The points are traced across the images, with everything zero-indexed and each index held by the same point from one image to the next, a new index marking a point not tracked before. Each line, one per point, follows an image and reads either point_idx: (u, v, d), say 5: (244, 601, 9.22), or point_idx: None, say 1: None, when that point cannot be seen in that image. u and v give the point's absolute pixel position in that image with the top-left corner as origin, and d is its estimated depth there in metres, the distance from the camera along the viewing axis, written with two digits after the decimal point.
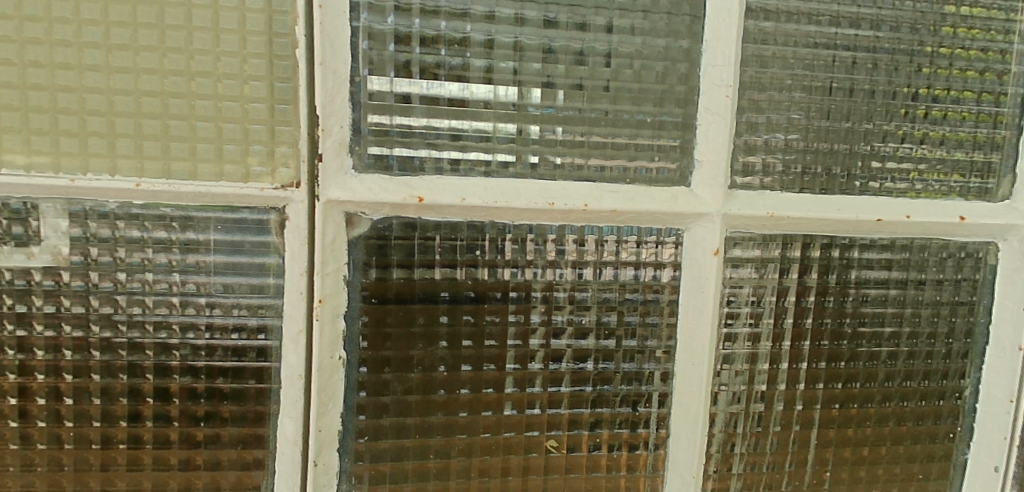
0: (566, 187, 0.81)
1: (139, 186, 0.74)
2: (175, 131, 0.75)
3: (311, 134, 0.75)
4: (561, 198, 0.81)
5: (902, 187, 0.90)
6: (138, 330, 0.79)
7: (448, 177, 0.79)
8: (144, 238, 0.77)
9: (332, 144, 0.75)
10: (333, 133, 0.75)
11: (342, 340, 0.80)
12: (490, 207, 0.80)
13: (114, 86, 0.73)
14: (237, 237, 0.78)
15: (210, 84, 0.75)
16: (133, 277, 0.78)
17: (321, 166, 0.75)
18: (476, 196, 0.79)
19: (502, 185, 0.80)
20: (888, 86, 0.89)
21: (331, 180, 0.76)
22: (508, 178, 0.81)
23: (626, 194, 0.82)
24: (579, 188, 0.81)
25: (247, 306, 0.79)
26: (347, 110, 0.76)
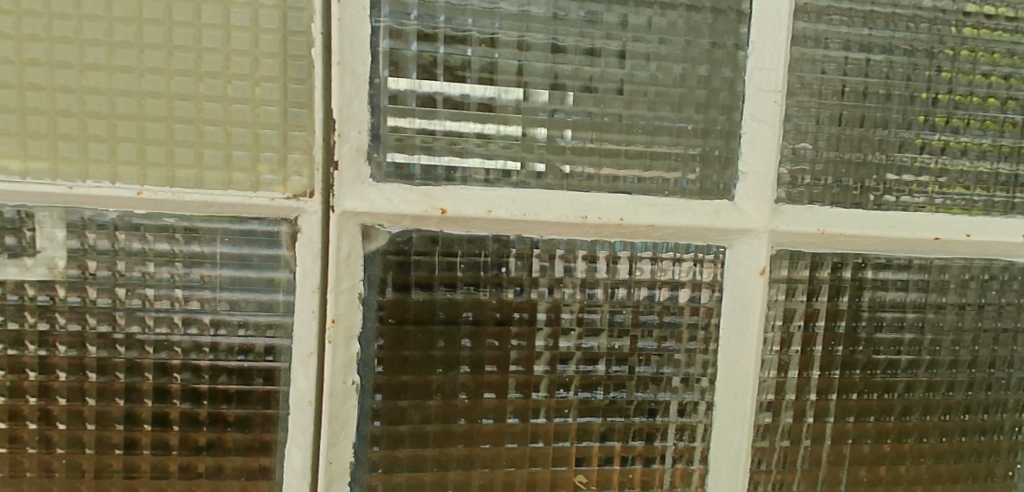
0: (600, 200, 0.75)
1: (141, 194, 0.69)
2: (181, 136, 0.69)
3: (327, 140, 0.70)
4: (594, 211, 0.74)
5: (919, 201, 0.83)
6: (137, 350, 0.73)
7: (473, 188, 0.73)
8: (145, 251, 0.71)
9: (349, 151, 0.70)
10: (350, 139, 0.70)
11: (357, 363, 0.74)
12: (518, 221, 0.73)
13: (117, 87, 0.68)
14: (245, 251, 0.72)
15: (219, 85, 0.70)
16: (133, 293, 0.72)
17: (337, 175, 0.70)
18: (503, 209, 0.73)
19: (531, 197, 0.74)
20: (909, 90, 0.82)
21: (347, 190, 0.70)
22: (537, 189, 0.75)
23: (664, 207, 0.76)
24: (613, 201, 0.75)
25: (255, 325, 0.73)
26: (366, 113, 0.70)
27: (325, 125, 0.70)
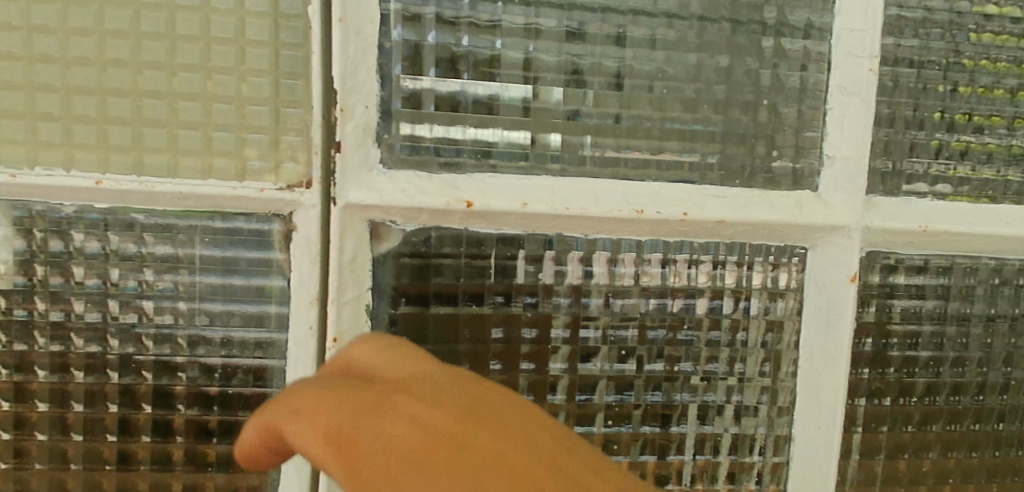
0: (659, 189, 0.62)
1: (101, 185, 0.56)
2: (149, 113, 0.57)
3: (327, 117, 0.57)
4: (651, 204, 0.61)
5: (984, 192, 0.68)
6: (97, 373, 0.60)
7: (504, 176, 0.60)
8: (107, 254, 0.59)
9: (353, 130, 0.57)
10: (355, 117, 0.57)
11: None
12: (559, 216, 0.60)
13: (70, 54, 0.56)
14: (230, 253, 0.60)
15: (197, 51, 0.57)
16: (93, 305, 0.60)
17: (339, 158, 0.57)
18: (542, 201, 0.60)
19: (574, 186, 0.61)
20: (967, 58, 0.67)
21: (352, 178, 0.57)
22: (581, 177, 0.61)
23: (734, 199, 0.63)
24: (675, 192, 0.62)
25: (241, 344, 0.61)
26: (375, 84, 0.58)
27: (325, 98, 0.57)
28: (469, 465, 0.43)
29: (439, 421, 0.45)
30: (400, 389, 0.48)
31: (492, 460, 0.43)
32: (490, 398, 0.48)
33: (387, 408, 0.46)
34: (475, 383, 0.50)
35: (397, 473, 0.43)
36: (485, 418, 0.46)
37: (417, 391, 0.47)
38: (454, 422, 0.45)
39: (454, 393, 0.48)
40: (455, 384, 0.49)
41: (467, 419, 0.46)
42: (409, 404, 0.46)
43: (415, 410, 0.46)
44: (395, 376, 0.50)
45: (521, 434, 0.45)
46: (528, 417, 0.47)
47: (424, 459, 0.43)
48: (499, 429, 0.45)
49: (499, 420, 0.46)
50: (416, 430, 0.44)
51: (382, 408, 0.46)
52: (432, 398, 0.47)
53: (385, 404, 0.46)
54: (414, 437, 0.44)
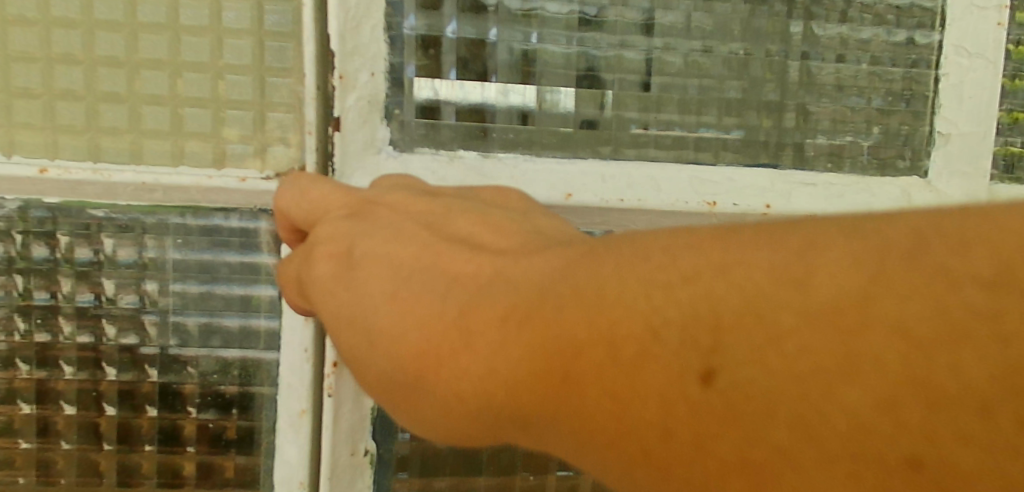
0: (732, 177, 0.50)
1: (46, 173, 0.46)
2: (106, 85, 0.46)
3: (323, 86, 0.46)
4: (723, 196, 0.50)
5: None
6: (47, 405, 0.49)
7: (542, 160, 0.49)
8: (57, 260, 0.48)
9: (356, 102, 0.47)
10: (358, 87, 0.47)
11: (371, 424, 0.50)
12: (610, 209, 0.49)
13: (7, 13, 0.45)
14: (208, 257, 0.49)
15: (162, 6, 0.46)
16: (41, 324, 0.48)
17: (339, 138, 0.47)
18: (590, 191, 0.49)
19: (628, 173, 0.49)
20: None
21: (356, 163, 0.47)
22: (637, 161, 0.50)
23: (824, 189, 0.51)
24: (751, 180, 0.51)
25: (221, 368, 0.50)
26: (383, 45, 0.47)
27: (321, 63, 0.46)
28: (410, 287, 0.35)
29: (365, 256, 0.37)
30: (338, 221, 0.40)
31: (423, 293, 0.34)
32: (403, 203, 0.41)
33: (314, 259, 0.39)
34: (396, 193, 0.42)
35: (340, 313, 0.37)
36: (400, 226, 0.39)
37: (347, 227, 0.39)
38: (374, 240, 0.38)
39: (393, 225, 0.39)
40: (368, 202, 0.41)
41: (386, 233, 0.38)
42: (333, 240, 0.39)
43: (337, 247, 0.39)
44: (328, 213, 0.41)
45: (441, 229, 0.39)
46: (449, 215, 0.40)
47: (353, 285, 0.37)
48: (421, 232, 0.38)
49: (411, 220, 0.39)
50: (347, 266, 0.38)
51: (313, 259, 0.39)
52: (351, 228, 0.39)
53: (316, 245, 0.39)
54: (344, 276, 0.37)
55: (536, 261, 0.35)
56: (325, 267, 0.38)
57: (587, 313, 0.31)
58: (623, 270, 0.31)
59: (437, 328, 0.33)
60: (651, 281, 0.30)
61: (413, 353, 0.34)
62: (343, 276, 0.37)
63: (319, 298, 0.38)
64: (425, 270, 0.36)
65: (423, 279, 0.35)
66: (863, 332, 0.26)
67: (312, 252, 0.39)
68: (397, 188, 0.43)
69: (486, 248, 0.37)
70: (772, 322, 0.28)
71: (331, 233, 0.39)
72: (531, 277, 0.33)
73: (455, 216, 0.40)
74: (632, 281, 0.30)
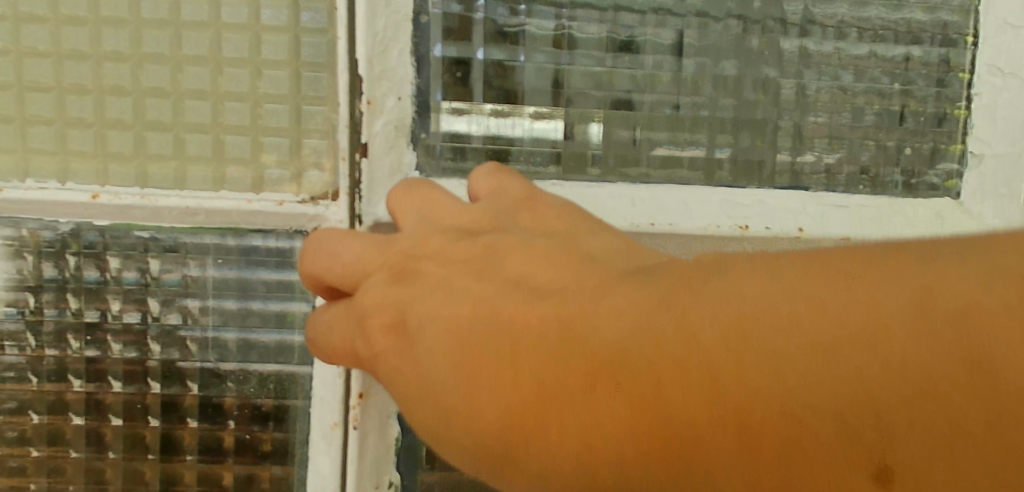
0: (764, 200, 0.51)
1: (97, 199, 0.49)
2: (152, 115, 0.49)
3: (352, 111, 0.49)
4: (757, 221, 0.51)
5: None
6: (96, 416, 0.51)
7: (570, 184, 0.51)
8: (106, 279, 0.50)
9: (383, 127, 0.49)
10: (385, 110, 0.49)
11: (396, 455, 0.52)
12: (641, 234, 0.50)
13: (63, 47, 0.48)
14: (247, 276, 0.51)
15: (204, 39, 0.49)
16: (91, 340, 0.51)
17: (367, 165, 0.49)
18: (619, 215, 0.50)
19: (658, 196, 0.50)
20: None
21: (384, 189, 0.49)
22: (666, 185, 0.51)
23: (859, 213, 0.51)
24: (784, 202, 0.51)
25: (259, 382, 0.52)
26: (410, 68, 0.49)
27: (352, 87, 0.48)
28: (473, 344, 0.34)
29: (410, 319, 0.37)
30: (375, 286, 0.40)
31: (493, 352, 0.33)
32: (437, 252, 0.41)
33: (370, 332, 0.38)
34: (431, 238, 0.42)
35: (409, 382, 0.36)
36: (449, 283, 0.38)
37: (389, 294, 0.39)
38: (418, 305, 0.37)
39: (428, 278, 0.39)
40: (400, 257, 0.41)
41: (438, 295, 0.37)
42: (377, 308, 0.39)
43: (391, 318, 0.38)
44: (362, 272, 0.41)
45: (490, 278, 0.37)
46: (498, 256, 0.39)
47: (419, 359, 0.35)
48: (459, 276, 0.38)
49: (456, 274, 0.38)
50: (398, 331, 0.37)
51: (367, 331, 0.38)
52: (394, 292, 0.39)
53: (361, 316, 0.39)
54: (408, 350, 0.36)
55: (608, 292, 0.34)
56: (376, 335, 0.38)
57: (683, 361, 0.30)
58: (668, 317, 0.31)
59: (521, 388, 0.32)
60: (724, 329, 0.30)
61: (496, 411, 0.32)
62: (401, 344, 0.37)
63: (388, 380, 0.37)
64: (493, 324, 0.34)
65: (500, 337, 0.34)
66: (964, 361, 0.26)
67: (360, 324, 0.39)
68: (424, 230, 0.43)
69: (540, 289, 0.36)
70: (856, 373, 0.27)
71: (371, 300, 0.39)
72: (595, 315, 0.33)
73: (498, 260, 0.39)
74: (707, 330, 0.30)
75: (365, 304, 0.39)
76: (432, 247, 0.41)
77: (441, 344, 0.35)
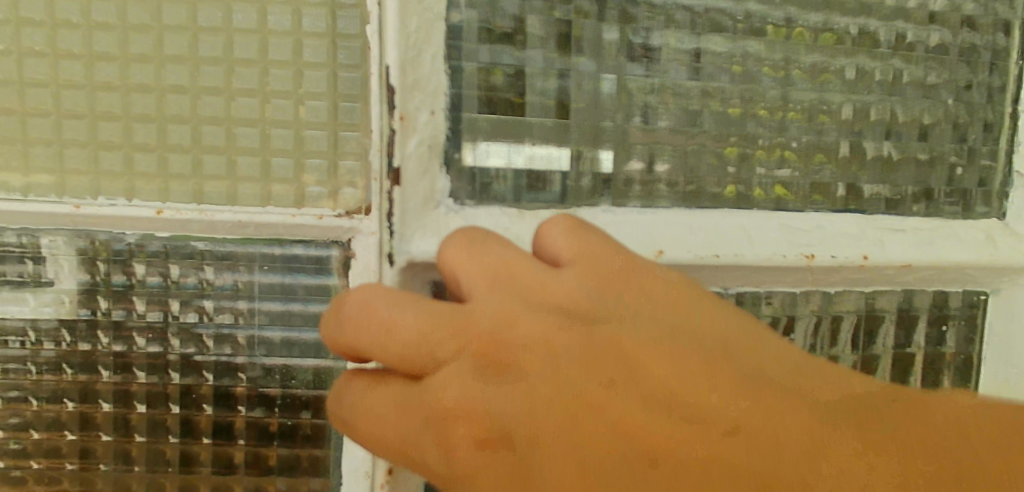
0: (823, 228, 0.62)
1: (162, 214, 0.55)
2: (208, 140, 0.56)
3: (387, 127, 0.55)
4: (821, 248, 0.61)
5: None
6: (158, 404, 0.58)
7: (634, 215, 0.60)
8: (168, 284, 0.57)
9: (416, 145, 0.56)
10: (418, 129, 0.56)
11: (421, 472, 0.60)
12: (706, 262, 0.60)
13: (131, 81, 0.55)
14: (289, 281, 0.58)
15: (254, 75, 0.56)
16: (152, 338, 0.58)
17: (399, 192, 0.56)
18: (682, 248, 0.59)
19: (716, 226, 0.60)
20: None
21: (415, 223, 0.56)
22: (722, 211, 0.61)
23: (914, 237, 0.63)
24: (844, 229, 0.62)
25: (300, 375, 0.59)
26: (443, 74, 0.57)
27: (385, 99, 0.55)
28: (600, 471, 0.38)
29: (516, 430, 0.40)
30: (462, 379, 0.42)
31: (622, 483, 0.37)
32: (530, 333, 0.43)
33: (452, 434, 0.41)
34: (518, 322, 0.44)
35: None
36: (552, 384, 0.40)
37: (483, 394, 0.41)
38: (520, 412, 0.40)
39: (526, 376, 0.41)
40: (488, 336, 0.44)
41: (539, 401, 0.40)
42: (462, 409, 0.41)
43: (479, 425, 0.41)
44: (441, 358, 0.44)
45: (597, 380, 0.40)
46: (602, 350, 0.41)
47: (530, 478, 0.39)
48: (560, 377, 0.41)
49: (563, 361, 0.41)
50: (492, 440, 0.40)
51: (449, 434, 0.42)
52: (482, 392, 0.42)
53: (444, 411, 0.42)
54: (503, 461, 0.40)
55: (733, 429, 0.37)
56: (466, 439, 0.41)
57: None
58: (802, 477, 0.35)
59: None
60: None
61: None
62: (504, 455, 0.40)
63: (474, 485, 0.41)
64: (614, 453, 0.38)
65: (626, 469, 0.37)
66: None
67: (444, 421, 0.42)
68: (508, 304, 0.45)
69: (657, 404, 0.39)
70: None
71: (458, 399, 0.42)
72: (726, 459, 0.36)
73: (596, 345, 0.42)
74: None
75: (451, 400, 0.42)
76: (523, 327, 0.44)
77: (561, 465, 0.38)
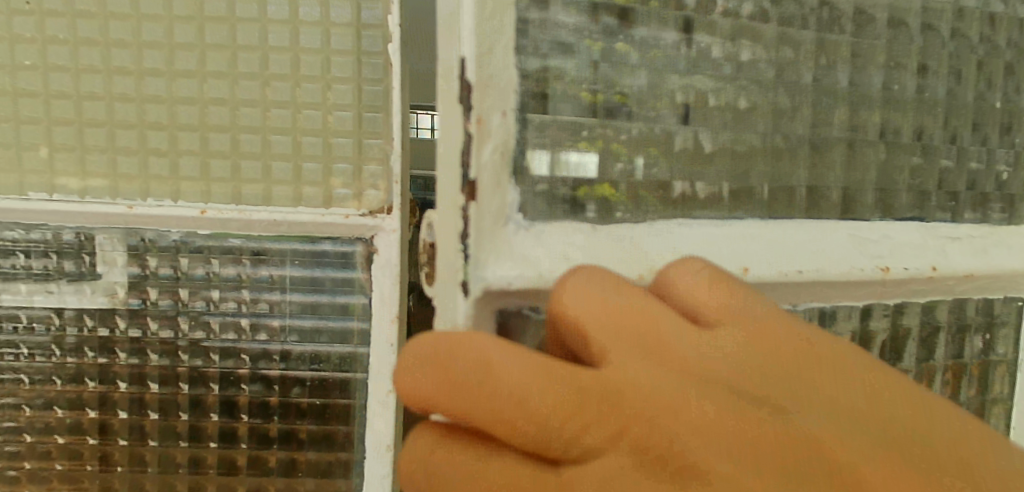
0: (891, 236, 0.58)
1: (204, 213, 0.62)
2: (246, 147, 0.62)
3: (464, 131, 0.48)
4: (894, 260, 0.57)
5: None
6: (200, 385, 0.65)
7: (700, 225, 0.54)
8: (210, 277, 0.64)
9: (490, 152, 0.49)
10: (492, 133, 0.49)
11: None
12: (780, 280, 0.55)
13: (176, 94, 0.61)
14: (317, 274, 0.64)
15: (287, 89, 0.62)
16: (195, 324, 0.64)
17: (474, 209, 0.48)
18: (761, 264, 0.54)
19: (790, 240, 0.56)
20: None
21: (488, 245, 0.49)
22: (795, 222, 0.56)
23: (973, 244, 0.60)
24: (911, 240, 0.58)
25: (328, 359, 0.65)
26: (512, 69, 0.50)
27: (460, 99, 0.47)
28: None
29: None
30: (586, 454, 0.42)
31: None
32: (657, 400, 0.43)
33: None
34: (644, 392, 0.43)
35: None
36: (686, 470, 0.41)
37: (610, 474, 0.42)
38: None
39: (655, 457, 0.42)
40: (626, 399, 0.43)
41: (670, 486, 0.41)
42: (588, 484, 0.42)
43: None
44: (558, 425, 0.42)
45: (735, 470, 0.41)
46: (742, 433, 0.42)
47: None
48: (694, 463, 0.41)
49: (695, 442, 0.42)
50: None
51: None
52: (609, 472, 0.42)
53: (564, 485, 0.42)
54: None
55: None
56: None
57: None
58: None
59: None
60: None
61: None
62: None
63: None
64: None
65: None
66: None
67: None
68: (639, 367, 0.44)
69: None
70: None
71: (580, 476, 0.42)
72: None
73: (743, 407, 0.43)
74: None
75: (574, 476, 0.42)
76: (651, 389, 0.43)
77: None
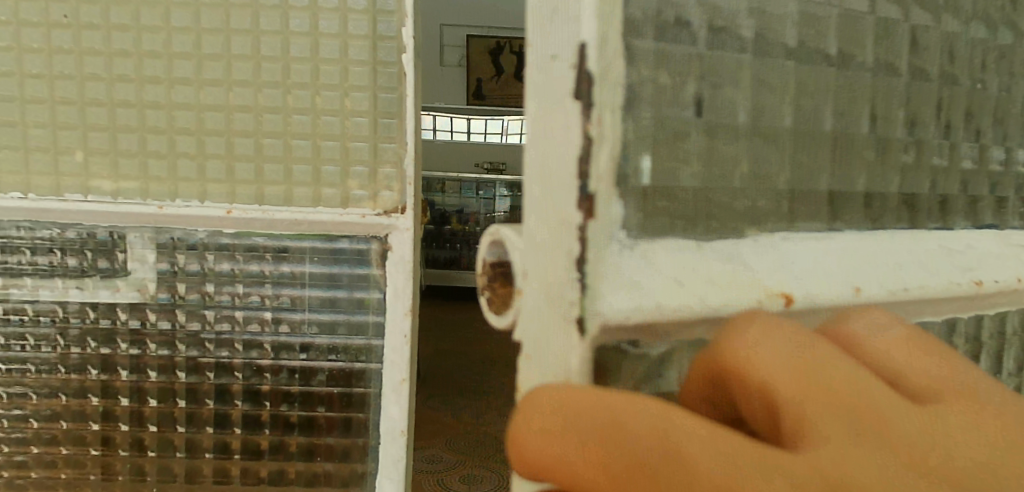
0: (976, 247, 0.49)
1: (231, 213, 0.66)
2: (269, 151, 0.66)
3: (584, 135, 0.35)
4: (984, 272, 0.48)
5: None
6: (226, 375, 0.69)
7: (802, 239, 0.43)
8: (234, 272, 0.68)
9: (609, 159, 0.37)
10: (611, 137, 0.37)
11: None
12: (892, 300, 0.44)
13: (204, 101, 0.65)
14: (335, 270, 0.68)
15: (308, 97, 0.66)
16: (220, 317, 0.69)
17: (592, 228, 0.36)
18: (875, 282, 0.43)
19: (891, 252, 0.45)
20: None
21: (603, 272, 0.37)
22: (893, 234, 0.46)
23: None
24: (993, 250, 0.50)
25: (345, 350, 0.69)
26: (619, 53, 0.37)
27: (575, 95, 0.35)
28: None
29: None
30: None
31: None
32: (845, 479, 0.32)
33: None
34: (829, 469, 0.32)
35: None
36: None
37: None
38: None
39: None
40: (960, 469, 0.33)
41: None
42: None
43: None
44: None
45: None
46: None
47: None
48: None
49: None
50: None
51: None
52: None
53: None
54: None
55: None
56: None
57: None
58: None
59: None
60: None
61: None
62: None
63: None
64: None
65: None
66: None
67: None
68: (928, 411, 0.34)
69: None
70: None
71: None
72: None
73: None
74: None
75: None
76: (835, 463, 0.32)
77: None
